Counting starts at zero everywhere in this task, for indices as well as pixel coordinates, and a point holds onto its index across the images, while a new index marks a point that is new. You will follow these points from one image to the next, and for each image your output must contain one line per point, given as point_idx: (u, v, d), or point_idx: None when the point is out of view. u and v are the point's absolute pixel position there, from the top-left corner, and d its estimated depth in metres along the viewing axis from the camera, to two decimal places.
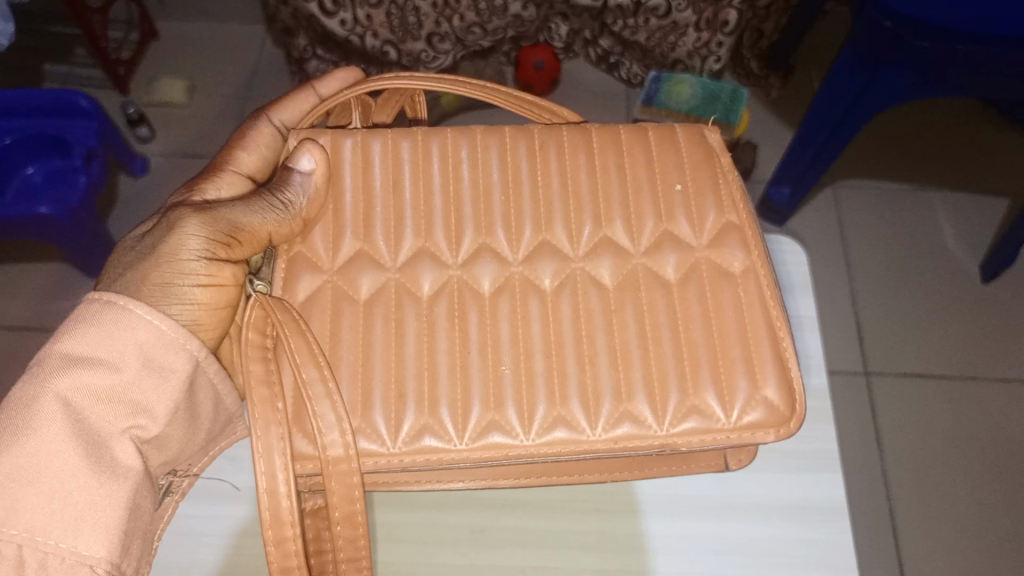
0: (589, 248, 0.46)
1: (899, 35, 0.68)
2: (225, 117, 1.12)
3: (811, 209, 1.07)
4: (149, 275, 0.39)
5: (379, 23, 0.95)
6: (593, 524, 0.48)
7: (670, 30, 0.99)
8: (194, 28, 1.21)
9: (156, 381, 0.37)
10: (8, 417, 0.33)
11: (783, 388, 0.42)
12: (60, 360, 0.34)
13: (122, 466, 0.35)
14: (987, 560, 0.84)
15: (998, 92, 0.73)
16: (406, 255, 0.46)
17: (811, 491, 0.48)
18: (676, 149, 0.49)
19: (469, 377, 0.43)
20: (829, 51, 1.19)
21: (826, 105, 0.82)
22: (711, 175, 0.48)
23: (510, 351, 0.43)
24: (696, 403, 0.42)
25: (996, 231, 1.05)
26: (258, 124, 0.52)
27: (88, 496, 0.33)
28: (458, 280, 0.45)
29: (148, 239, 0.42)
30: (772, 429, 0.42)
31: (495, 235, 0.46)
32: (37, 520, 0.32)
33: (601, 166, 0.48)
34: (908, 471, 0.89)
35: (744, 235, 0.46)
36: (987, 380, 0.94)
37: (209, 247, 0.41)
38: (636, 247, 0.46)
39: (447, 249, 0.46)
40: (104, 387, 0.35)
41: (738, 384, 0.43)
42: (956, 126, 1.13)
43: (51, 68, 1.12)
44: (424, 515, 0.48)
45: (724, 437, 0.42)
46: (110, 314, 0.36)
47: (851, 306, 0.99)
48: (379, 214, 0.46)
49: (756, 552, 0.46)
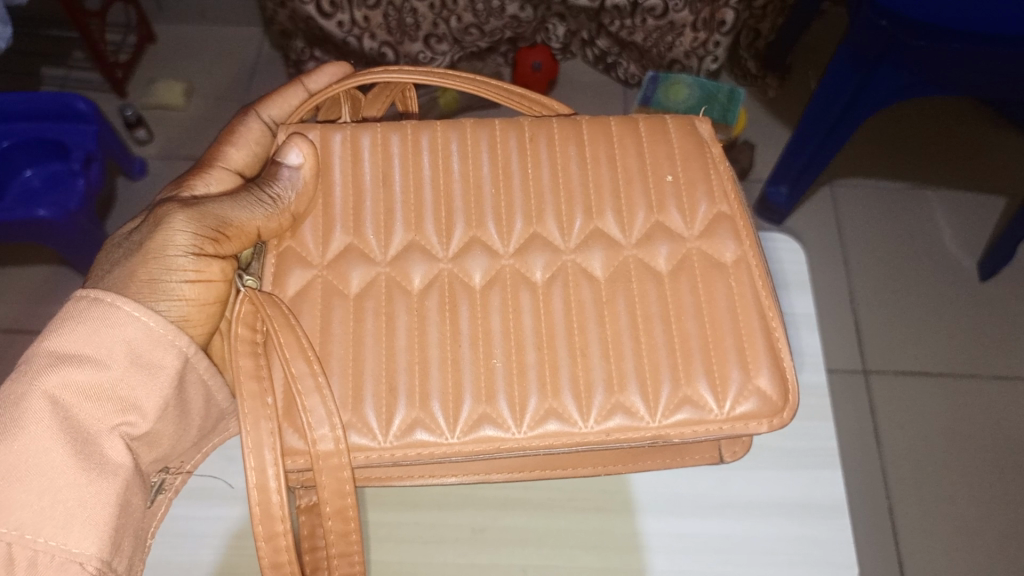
0: (580, 240, 0.46)
1: (894, 34, 0.68)
2: (223, 119, 1.12)
3: (809, 208, 1.07)
4: (137, 271, 0.40)
5: (377, 24, 0.95)
6: (588, 520, 0.48)
7: (667, 30, 0.99)
8: (191, 30, 1.22)
9: (145, 377, 0.37)
10: None
11: (776, 378, 0.43)
12: (48, 358, 0.35)
13: (111, 463, 0.35)
14: (988, 558, 0.83)
15: (995, 90, 0.72)
16: (396, 249, 0.46)
17: (809, 489, 0.48)
18: (668, 140, 0.49)
19: (460, 370, 0.43)
20: (826, 49, 1.19)
21: (823, 105, 0.82)
22: (702, 165, 0.48)
23: (502, 343, 0.43)
24: (688, 393, 0.42)
25: (995, 229, 1.04)
26: (247, 120, 0.53)
27: (78, 493, 0.33)
28: (449, 272, 0.45)
29: (137, 236, 0.42)
30: (764, 419, 0.42)
31: (487, 228, 0.46)
32: (27, 518, 0.32)
33: (592, 158, 0.48)
34: (907, 468, 0.88)
35: (735, 226, 0.46)
36: (985, 378, 0.94)
37: (196, 242, 0.41)
38: (627, 238, 0.46)
39: (438, 243, 0.46)
40: (92, 384, 0.35)
41: (731, 374, 0.43)
42: (954, 124, 1.13)
43: (50, 72, 1.12)
44: (420, 514, 0.48)
45: (716, 428, 0.42)
46: (98, 311, 0.36)
47: (849, 306, 0.99)
48: (369, 208, 0.46)
49: (753, 548, 0.46)
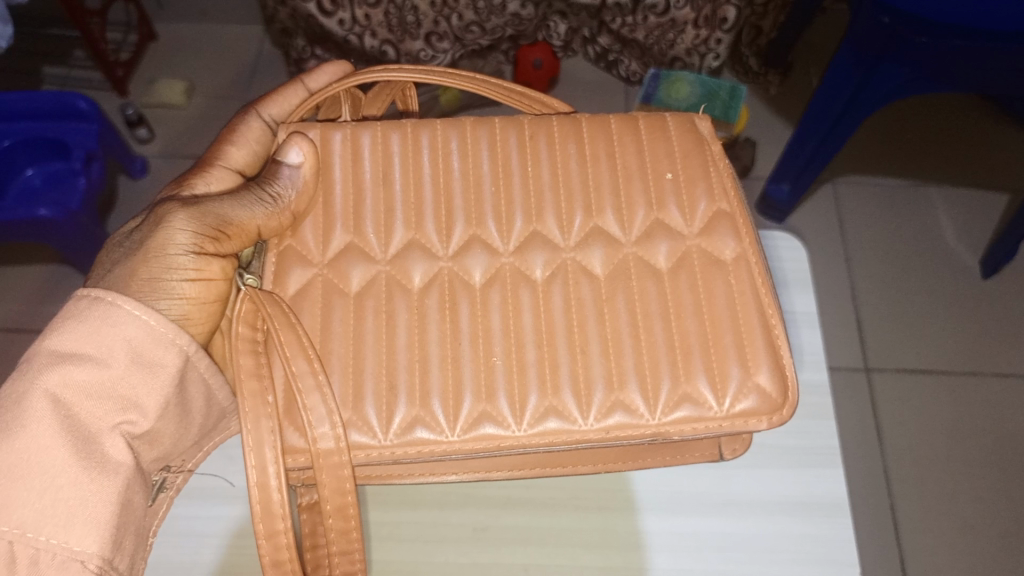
0: (580, 238, 0.46)
1: (896, 31, 0.68)
2: (224, 118, 1.12)
3: (810, 205, 1.07)
4: (137, 270, 0.40)
5: (378, 22, 0.95)
6: (589, 518, 0.47)
7: (668, 27, 0.99)
8: (191, 28, 1.22)
9: (146, 375, 0.37)
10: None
11: (776, 375, 0.42)
12: (49, 357, 0.35)
13: (112, 462, 0.35)
14: (990, 555, 0.83)
15: (998, 86, 0.72)
16: (396, 247, 0.46)
17: (811, 487, 0.48)
18: (667, 138, 0.49)
19: (461, 368, 0.43)
20: (828, 46, 1.19)
21: (825, 102, 0.82)
22: (702, 163, 0.48)
23: (501, 341, 0.43)
24: (688, 391, 0.42)
25: (997, 226, 1.04)
26: (247, 119, 0.53)
27: (79, 492, 0.33)
28: (449, 271, 0.45)
29: (137, 235, 0.42)
30: (764, 416, 0.42)
31: (487, 227, 0.46)
32: (28, 516, 0.32)
33: (592, 156, 0.48)
34: (909, 466, 0.88)
35: (735, 223, 0.46)
36: (987, 375, 0.94)
37: (197, 241, 0.41)
38: (626, 236, 0.46)
39: (438, 241, 0.46)
40: (93, 382, 0.35)
41: (730, 372, 0.43)
42: (956, 121, 1.13)
43: (50, 71, 1.12)
44: (422, 513, 0.48)
45: (717, 426, 0.42)
46: (98, 310, 0.36)
47: (851, 303, 0.99)
48: (369, 206, 0.46)
49: (755, 546, 0.46)
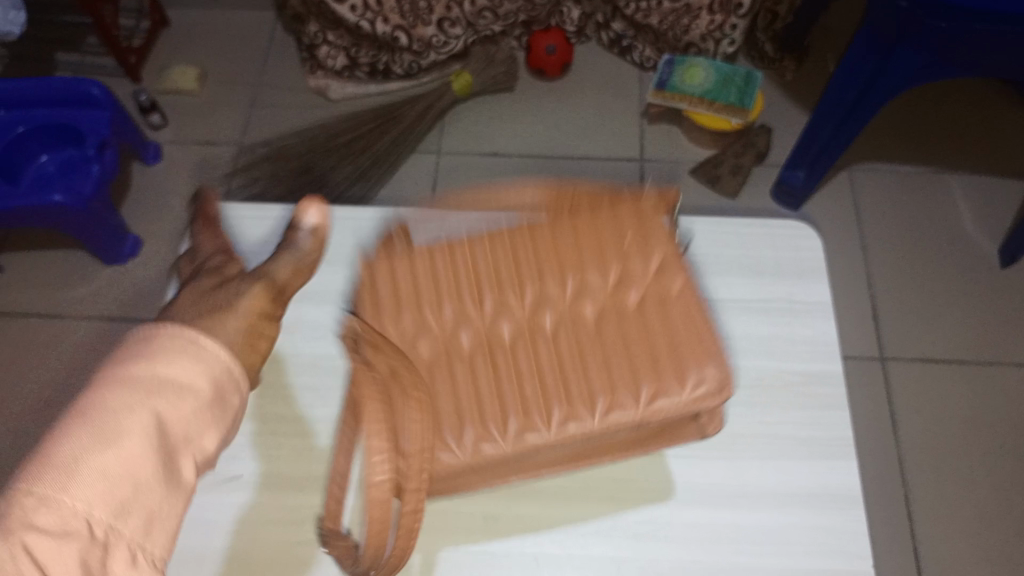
0: (549, 298, 0.54)
1: (914, 13, 0.67)
2: (235, 104, 1.12)
3: (825, 192, 1.06)
4: (210, 325, 0.42)
5: (390, 7, 0.99)
6: (599, 510, 0.51)
7: (683, 12, 1.01)
8: (202, 15, 1.21)
9: (215, 414, 0.38)
10: (94, 417, 0.34)
11: (719, 367, 0.49)
12: (149, 375, 0.36)
13: (175, 482, 0.36)
14: (1006, 545, 0.83)
15: (1014, 72, 0.71)
16: (399, 326, 0.52)
17: (828, 479, 0.51)
18: (605, 207, 0.57)
19: (464, 409, 0.49)
20: (844, 32, 1.17)
21: (838, 91, 0.81)
22: (637, 219, 0.55)
23: (496, 384, 0.50)
24: (651, 390, 0.49)
25: (1016, 212, 1.03)
26: (210, 198, 0.55)
27: (144, 495, 0.34)
28: (446, 341, 0.52)
29: (195, 308, 0.44)
30: (713, 396, 0.49)
31: (473, 307, 0.53)
32: (98, 505, 0.32)
33: (551, 232, 0.56)
34: (926, 455, 0.88)
35: (676, 260, 0.53)
36: (1003, 365, 0.93)
37: (252, 302, 0.45)
38: (589, 290, 0.54)
39: (431, 319, 0.53)
40: (179, 410, 0.36)
41: (680, 370, 0.49)
42: (975, 106, 1.11)
43: (63, 57, 1.13)
44: (439, 503, 0.51)
45: (675, 407, 0.49)
46: (189, 347, 0.38)
47: (866, 290, 0.99)
48: (377, 298, 0.53)
49: (770, 538, 0.49)
